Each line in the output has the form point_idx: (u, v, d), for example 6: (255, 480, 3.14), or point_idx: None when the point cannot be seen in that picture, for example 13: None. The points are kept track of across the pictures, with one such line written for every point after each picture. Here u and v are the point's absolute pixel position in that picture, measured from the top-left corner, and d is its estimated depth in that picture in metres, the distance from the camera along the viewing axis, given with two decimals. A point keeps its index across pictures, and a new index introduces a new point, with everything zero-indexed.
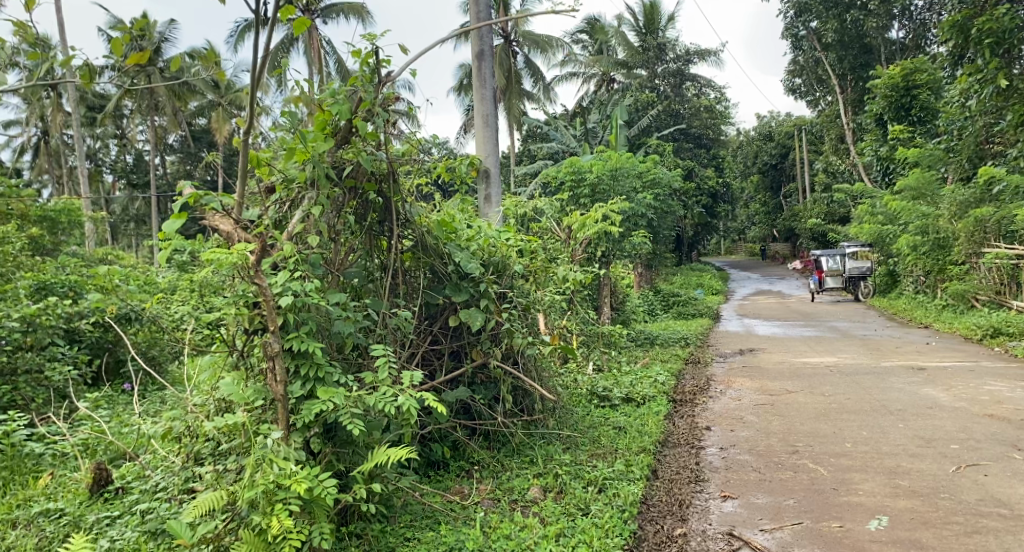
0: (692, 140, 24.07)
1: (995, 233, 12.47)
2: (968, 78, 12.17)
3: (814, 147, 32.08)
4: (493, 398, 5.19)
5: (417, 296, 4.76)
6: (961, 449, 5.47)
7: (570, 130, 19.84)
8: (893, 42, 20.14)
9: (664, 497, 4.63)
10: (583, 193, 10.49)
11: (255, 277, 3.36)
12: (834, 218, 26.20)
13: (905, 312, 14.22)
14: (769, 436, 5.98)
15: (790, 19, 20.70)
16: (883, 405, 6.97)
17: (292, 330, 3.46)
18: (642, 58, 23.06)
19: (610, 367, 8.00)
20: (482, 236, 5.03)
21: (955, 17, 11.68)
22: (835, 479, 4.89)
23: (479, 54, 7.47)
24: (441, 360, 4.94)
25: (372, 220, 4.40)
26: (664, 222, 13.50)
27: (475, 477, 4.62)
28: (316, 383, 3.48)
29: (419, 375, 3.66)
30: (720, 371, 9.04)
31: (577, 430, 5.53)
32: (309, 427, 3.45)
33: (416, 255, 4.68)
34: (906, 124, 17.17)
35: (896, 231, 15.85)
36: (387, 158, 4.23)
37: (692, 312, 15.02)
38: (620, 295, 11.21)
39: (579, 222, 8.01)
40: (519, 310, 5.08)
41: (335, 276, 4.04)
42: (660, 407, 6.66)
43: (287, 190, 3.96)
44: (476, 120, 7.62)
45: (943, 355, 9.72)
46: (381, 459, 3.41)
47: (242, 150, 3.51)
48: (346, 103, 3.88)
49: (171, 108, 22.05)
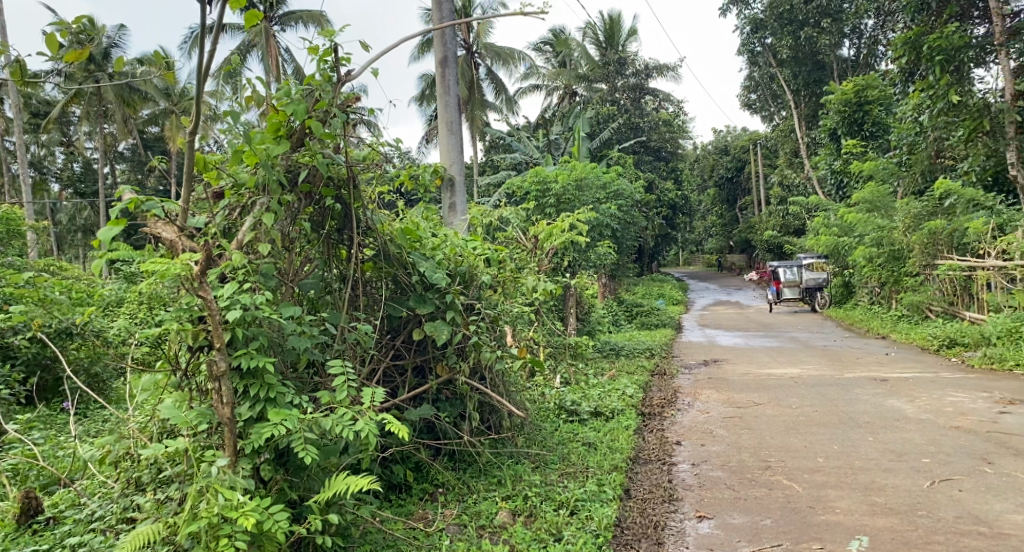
0: (651, 152, 24.16)
1: (947, 245, 12.64)
2: (921, 94, 12.41)
3: (769, 161, 32.53)
4: (459, 415, 4.96)
5: (378, 309, 4.52)
6: (932, 463, 5.39)
7: (532, 141, 19.64)
8: (845, 59, 20.48)
9: (638, 519, 4.43)
10: (548, 203, 10.32)
11: (200, 289, 3.04)
12: (789, 230, 26.55)
13: (862, 323, 14.34)
14: (740, 450, 5.83)
15: (746, 35, 20.91)
16: (850, 417, 6.89)
17: (241, 347, 3.17)
18: (603, 72, 23.09)
19: (578, 380, 7.83)
20: (448, 245, 4.81)
21: (907, 35, 11.91)
22: (810, 496, 4.75)
23: (442, 60, 7.25)
24: (404, 377, 4.71)
25: (331, 228, 4.14)
26: (627, 233, 13.40)
27: (441, 501, 4.37)
28: (267, 404, 3.18)
29: (381, 394, 3.41)
30: (686, 383, 8.92)
31: (546, 447, 5.34)
32: (260, 452, 3.15)
33: (377, 264, 4.43)
34: (859, 138, 17.41)
35: (852, 242, 16.01)
36: (347, 162, 3.96)
37: (655, 322, 14.97)
38: (584, 307, 11.06)
39: (545, 232, 7.89)
40: (487, 322, 4.87)
41: (289, 289, 3.77)
42: (629, 421, 6.48)
43: (237, 196, 3.66)
44: (439, 128, 7.39)
45: (903, 366, 9.74)
46: (339, 487, 3.14)
47: (189, 151, 3.21)
48: (302, 103, 3.61)
49: (120, 115, 21.36)
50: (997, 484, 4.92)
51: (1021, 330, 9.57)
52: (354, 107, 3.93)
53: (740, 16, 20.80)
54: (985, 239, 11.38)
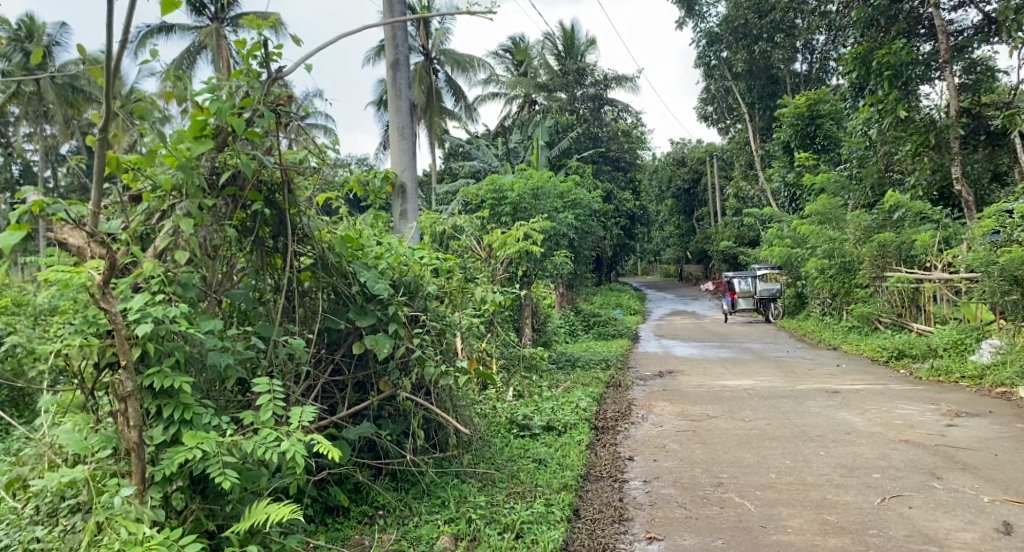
0: (610, 162, 24.21)
1: (896, 257, 12.85)
2: (870, 108, 12.66)
3: (725, 173, 32.92)
4: (402, 432, 4.75)
5: (316, 321, 4.28)
6: (882, 478, 5.35)
7: (491, 149, 19.46)
8: (797, 73, 20.84)
9: (586, 541, 4.27)
10: (504, 212, 10.15)
11: (103, 301, 2.79)
12: (743, 241, 26.87)
13: (814, 334, 14.49)
14: (693, 466, 5.72)
15: (702, 48, 21.15)
16: (803, 431, 6.85)
17: (152, 364, 2.92)
18: (563, 81, 23.04)
19: (531, 393, 7.67)
20: (393, 254, 4.62)
21: (856, 51, 12.08)
22: (763, 515, 4.64)
23: (393, 63, 7.05)
24: (344, 393, 4.47)
25: (264, 235, 3.93)
26: (585, 243, 13.28)
27: (379, 524, 4.16)
28: (182, 426, 2.95)
29: (310, 414, 3.21)
30: (641, 395, 8.83)
31: (494, 465, 5.16)
32: (172, 479, 2.92)
33: (316, 274, 4.19)
34: (811, 152, 17.67)
35: (804, 254, 16.19)
36: (279, 164, 3.77)
37: (612, 333, 14.93)
38: (540, 317, 10.91)
39: (500, 240, 7.81)
40: (432, 335, 4.67)
41: (214, 302, 3.57)
42: (582, 436, 6.33)
43: (156, 199, 3.42)
44: (391, 133, 7.18)
45: (854, 378, 9.80)
46: (259, 517, 2.91)
47: (98, 149, 2.97)
48: (227, 101, 3.39)
49: (63, 116, 20.55)
50: (946, 500, 4.88)
51: (966, 342, 9.72)
52: (286, 105, 3.73)
53: (697, 30, 21.06)
54: (932, 252, 11.57)
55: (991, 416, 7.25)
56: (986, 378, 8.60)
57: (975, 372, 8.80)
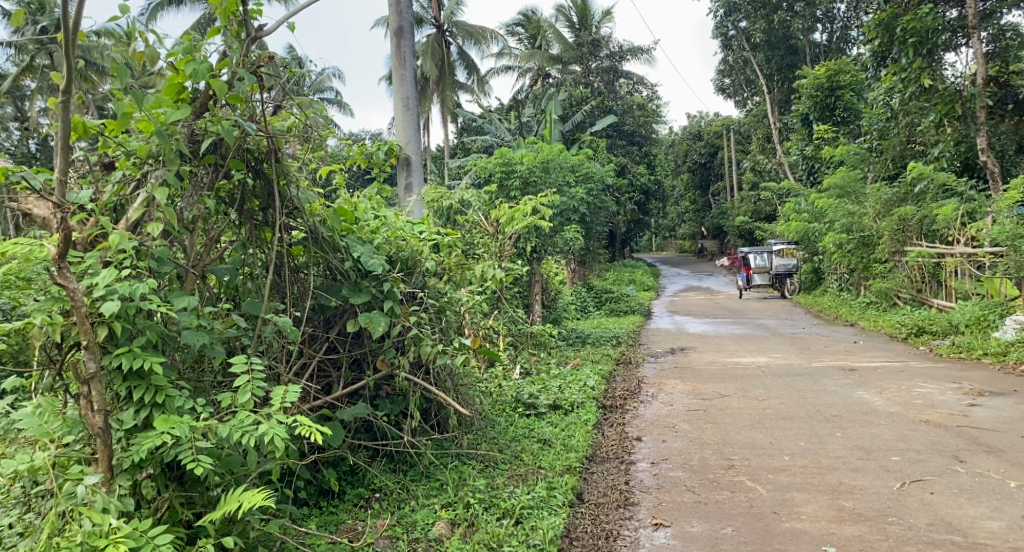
0: (625, 137, 23.82)
1: (916, 232, 12.50)
2: (893, 78, 12.26)
3: (742, 147, 32.32)
4: (401, 413, 4.55)
5: (307, 299, 4.06)
6: (901, 461, 5.13)
7: (504, 123, 19.11)
8: (817, 44, 20.34)
9: (590, 528, 4.09)
10: (513, 185, 9.87)
11: (63, 276, 2.62)
12: (760, 216, 26.41)
13: (831, 310, 14.19)
14: (702, 448, 5.52)
15: (719, 18, 20.66)
16: (818, 411, 6.62)
17: (123, 344, 2.78)
18: (576, 53, 22.52)
19: (539, 371, 7.48)
20: (389, 228, 4.41)
21: (881, 16, 11.59)
22: (774, 500, 4.44)
23: (397, 30, 6.73)
24: (340, 371, 4.27)
25: (253, 208, 3.74)
26: (597, 218, 12.96)
27: (374, 509, 4.01)
28: (153, 410, 2.81)
29: (292, 395, 3.05)
30: (652, 373, 8.62)
31: (496, 446, 4.99)
32: (142, 466, 2.78)
33: (308, 249, 3.97)
34: (831, 124, 17.21)
35: (822, 228, 15.82)
36: (264, 131, 3.55)
37: (624, 309, 14.70)
38: (551, 293, 10.69)
39: (507, 215, 7.55)
40: (431, 313, 4.47)
41: (194, 278, 3.39)
42: (588, 415, 6.14)
43: (132, 166, 3.23)
44: (396, 105, 6.89)
45: (872, 355, 9.54)
46: (235, 506, 2.76)
47: (63, 115, 2.76)
48: (205, 62, 3.17)
49: None
50: (969, 485, 4.66)
51: (988, 319, 9.41)
52: (268, 68, 3.53)
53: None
54: (954, 226, 11.20)
55: (1015, 395, 6.99)
56: (1010, 355, 8.31)
57: (999, 349, 8.52)
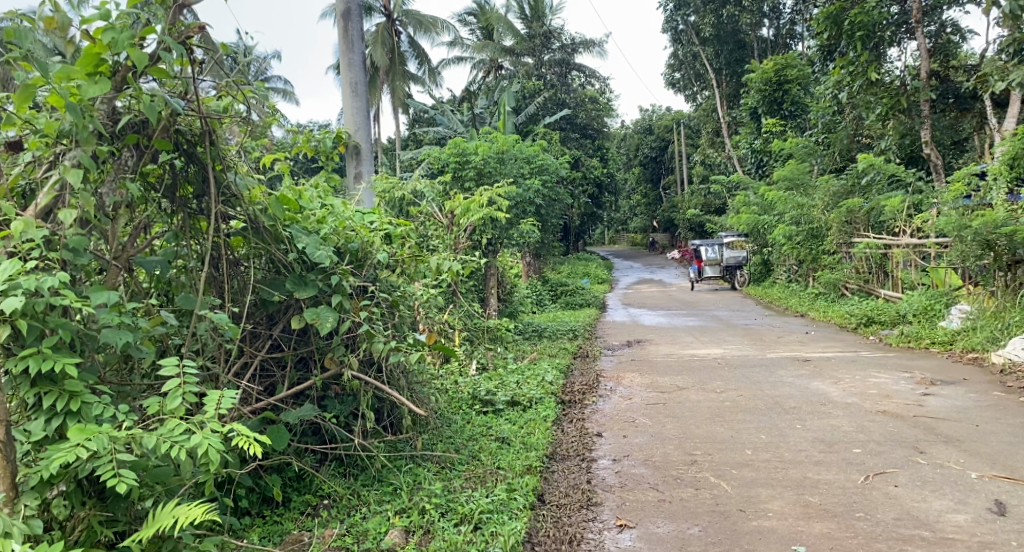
0: (578, 129, 23.73)
1: (864, 223, 12.66)
2: (841, 71, 12.17)
3: (691, 141, 32.62)
4: (351, 414, 4.29)
5: (248, 292, 3.77)
6: (863, 453, 5.06)
7: (456, 114, 18.77)
8: (764, 39, 20.52)
9: (552, 532, 3.90)
10: (466, 175, 9.58)
11: None
12: (710, 209, 26.68)
13: (780, 301, 14.31)
14: (664, 442, 5.37)
15: (669, 13, 20.80)
16: (776, 403, 6.55)
17: (30, 345, 2.48)
18: (529, 45, 22.48)
19: (495, 365, 7.26)
20: (337, 218, 4.12)
21: (828, 10, 11.40)
22: (740, 497, 4.31)
23: (343, 13, 6.38)
24: (285, 371, 3.99)
25: (186, 195, 3.44)
26: (552, 210, 12.79)
27: (322, 516, 3.74)
28: (68, 418, 2.53)
29: (230, 401, 2.78)
30: (608, 366, 8.49)
31: (453, 446, 4.78)
32: (54, 483, 2.49)
33: (248, 240, 3.68)
34: (779, 117, 17.35)
35: (772, 221, 15.94)
36: (195, 110, 3.25)
37: (580, 301, 14.59)
38: (506, 286, 10.48)
39: (462, 206, 7.30)
40: (384, 308, 4.24)
41: (118, 271, 3.11)
42: (548, 411, 5.95)
43: (44, 147, 2.93)
44: (345, 91, 6.55)
45: (824, 345, 9.57)
46: (165, 523, 2.49)
47: None
48: (125, 30, 2.86)
49: None
50: (931, 477, 4.60)
51: (936, 308, 9.53)
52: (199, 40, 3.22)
53: None
54: (901, 217, 11.30)
55: (965, 384, 7.02)
56: (957, 344, 8.40)
57: (946, 338, 8.61)
